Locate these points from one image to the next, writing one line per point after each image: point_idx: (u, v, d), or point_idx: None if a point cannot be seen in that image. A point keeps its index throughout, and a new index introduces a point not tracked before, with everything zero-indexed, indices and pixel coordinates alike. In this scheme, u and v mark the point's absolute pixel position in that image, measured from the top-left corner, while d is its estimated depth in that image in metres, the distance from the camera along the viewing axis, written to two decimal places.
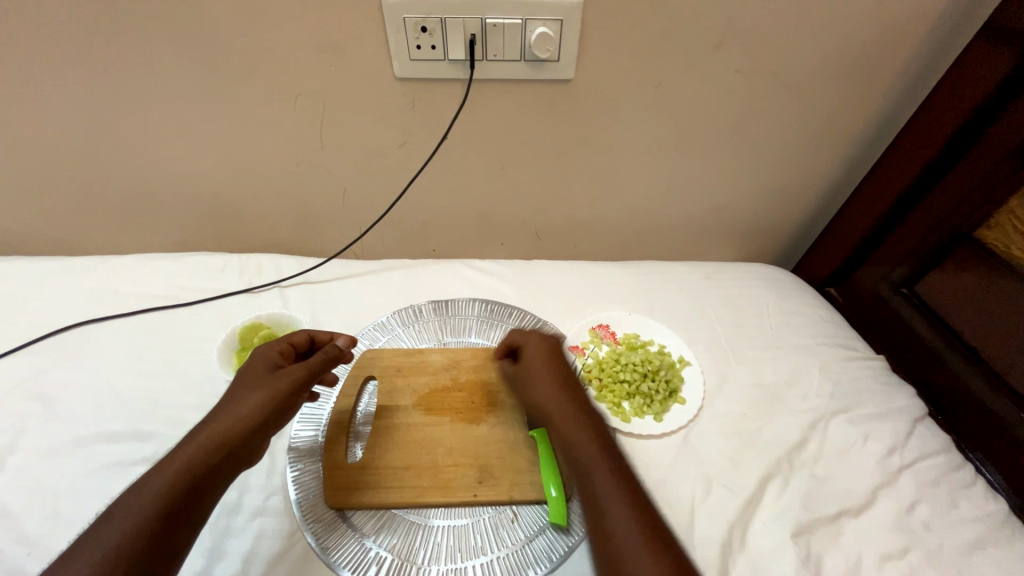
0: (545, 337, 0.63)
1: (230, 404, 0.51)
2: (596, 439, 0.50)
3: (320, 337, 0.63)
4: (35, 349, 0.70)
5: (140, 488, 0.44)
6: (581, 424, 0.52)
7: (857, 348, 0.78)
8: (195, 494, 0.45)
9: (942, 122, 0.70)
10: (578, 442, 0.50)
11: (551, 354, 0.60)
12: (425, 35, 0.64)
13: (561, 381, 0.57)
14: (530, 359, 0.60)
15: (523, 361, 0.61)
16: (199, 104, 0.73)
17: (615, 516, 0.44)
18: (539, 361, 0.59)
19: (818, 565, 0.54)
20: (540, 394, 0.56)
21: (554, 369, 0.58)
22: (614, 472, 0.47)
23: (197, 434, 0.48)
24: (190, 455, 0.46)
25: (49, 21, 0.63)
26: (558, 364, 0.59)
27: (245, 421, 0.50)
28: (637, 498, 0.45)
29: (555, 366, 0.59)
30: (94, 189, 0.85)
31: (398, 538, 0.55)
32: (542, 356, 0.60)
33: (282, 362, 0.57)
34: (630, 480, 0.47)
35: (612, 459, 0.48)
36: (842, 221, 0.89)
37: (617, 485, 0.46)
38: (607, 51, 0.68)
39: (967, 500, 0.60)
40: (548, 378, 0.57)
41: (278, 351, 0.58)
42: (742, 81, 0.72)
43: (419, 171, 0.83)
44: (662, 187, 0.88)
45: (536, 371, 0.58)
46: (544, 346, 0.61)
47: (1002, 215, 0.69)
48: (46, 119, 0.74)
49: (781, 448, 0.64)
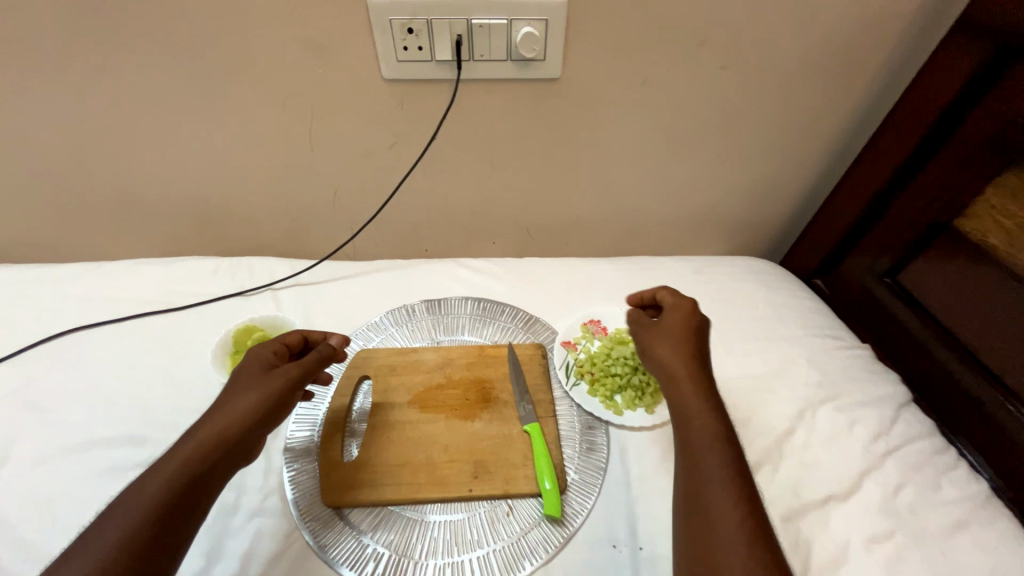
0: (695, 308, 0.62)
1: (227, 404, 0.52)
2: (709, 411, 0.52)
3: (314, 337, 0.64)
4: (25, 357, 0.70)
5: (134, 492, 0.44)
6: (707, 398, 0.54)
7: (844, 337, 0.80)
8: (195, 490, 0.45)
9: (921, 114, 0.72)
10: (693, 416, 0.52)
11: (693, 314, 0.61)
12: (411, 36, 0.65)
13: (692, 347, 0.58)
14: (668, 318, 0.62)
15: (664, 323, 0.62)
16: (187, 108, 0.73)
17: (713, 487, 0.47)
18: (674, 322, 0.61)
19: (808, 550, 0.55)
20: (662, 359, 0.58)
21: (688, 331, 0.60)
22: (717, 457, 0.48)
23: (195, 432, 0.49)
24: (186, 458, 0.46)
25: (34, 26, 0.63)
26: (689, 327, 0.60)
27: (243, 418, 0.50)
28: (739, 475, 0.47)
29: (694, 330, 0.60)
30: (82, 195, 0.84)
31: (395, 534, 0.56)
32: (675, 317, 0.61)
33: (276, 361, 0.58)
34: (735, 457, 0.49)
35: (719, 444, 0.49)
36: (827, 213, 0.90)
37: (720, 459, 0.48)
38: (592, 50, 0.69)
39: (950, 482, 0.62)
40: (677, 341, 0.58)
41: (272, 350, 0.59)
42: (726, 78, 0.74)
43: (409, 171, 0.84)
44: (650, 183, 0.89)
45: (669, 333, 0.60)
46: (683, 308, 0.62)
47: (980, 204, 0.70)
48: (32, 126, 0.74)
49: (771, 437, 0.65)
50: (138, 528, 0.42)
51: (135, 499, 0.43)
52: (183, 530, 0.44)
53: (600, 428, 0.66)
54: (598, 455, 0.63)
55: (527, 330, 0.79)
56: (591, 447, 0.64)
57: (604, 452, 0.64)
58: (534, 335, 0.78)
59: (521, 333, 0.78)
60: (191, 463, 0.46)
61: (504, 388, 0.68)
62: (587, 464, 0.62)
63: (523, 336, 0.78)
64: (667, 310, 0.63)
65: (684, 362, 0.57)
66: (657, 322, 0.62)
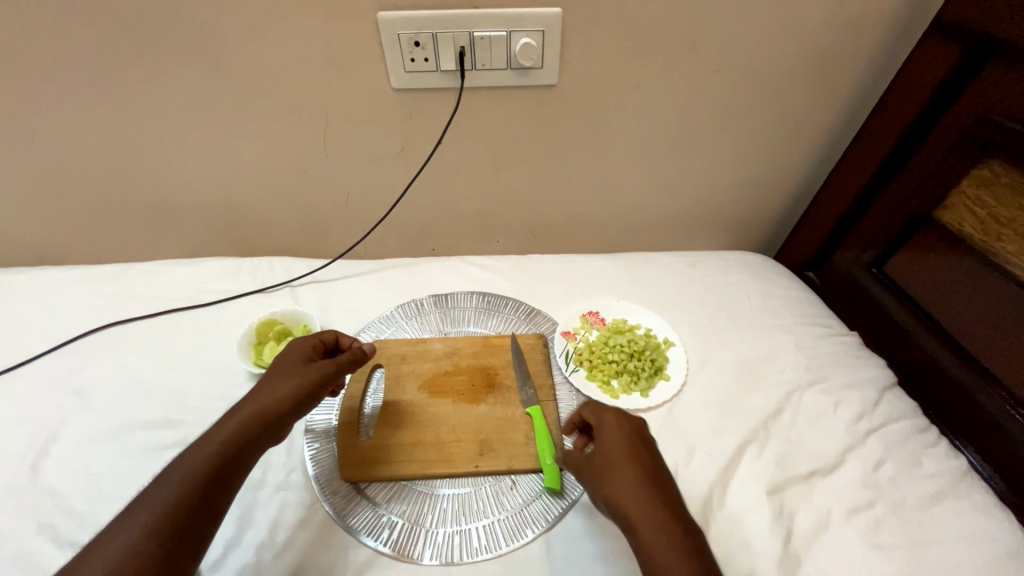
0: (625, 419, 0.59)
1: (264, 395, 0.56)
2: (678, 547, 0.47)
3: (346, 339, 0.67)
4: (65, 350, 0.76)
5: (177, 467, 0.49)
6: (672, 536, 0.48)
7: (833, 325, 0.83)
8: (231, 466, 0.51)
9: (900, 112, 0.76)
10: (663, 557, 0.46)
11: (621, 421, 0.59)
12: (418, 48, 0.71)
13: (630, 452, 0.55)
14: (601, 426, 0.58)
15: (599, 453, 0.56)
16: (213, 118, 0.79)
17: None
18: (604, 431, 0.58)
19: (791, 520, 0.59)
20: (604, 471, 0.54)
21: (620, 437, 0.57)
22: None
23: (236, 413, 0.54)
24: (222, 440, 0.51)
25: (79, 47, 0.70)
26: (628, 441, 0.56)
27: (279, 405, 0.55)
28: None
29: (635, 445, 0.56)
30: (114, 201, 0.91)
31: (408, 505, 0.61)
32: (602, 424, 0.59)
33: (312, 356, 0.63)
34: None
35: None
36: (816, 208, 0.94)
37: None
38: (586, 57, 0.74)
39: (930, 458, 0.65)
40: (622, 474, 0.53)
41: (308, 348, 0.63)
42: (713, 82, 0.78)
43: (416, 174, 0.89)
44: (645, 182, 0.93)
45: (612, 465, 0.54)
46: (610, 415, 0.60)
47: (956, 196, 0.74)
48: (73, 137, 0.80)
49: (759, 417, 0.69)
50: (176, 502, 0.47)
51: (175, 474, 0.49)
52: (216, 505, 0.49)
53: None
54: None
55: (529, 321, 0.83)
56: None
57: None
58: (536, 326, 0.83)
59: (523, 325, 0.83)
60: (227, 448, 0.51)
61: (508, 374, 0.73)
62: None
63: (525, 327, 0.83)
64: (597, 417, 0.60)
65: (626, 473, 0.53)
66: (595, 453, 0.56)
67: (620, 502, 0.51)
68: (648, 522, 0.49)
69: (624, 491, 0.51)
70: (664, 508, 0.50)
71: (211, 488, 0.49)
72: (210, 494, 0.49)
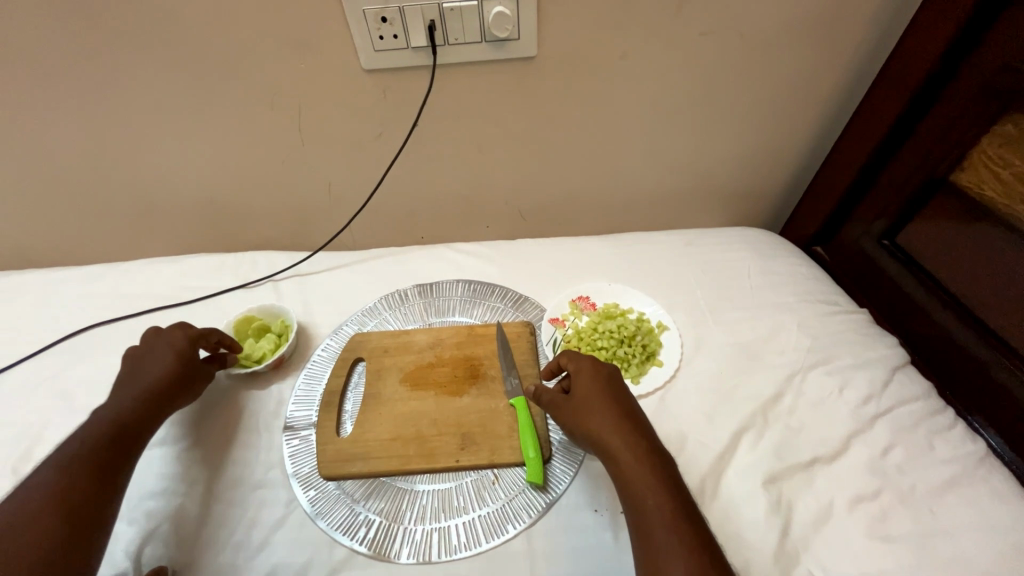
0: (598, 362, 0.59)
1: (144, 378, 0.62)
2: (659, 480, 0.48)
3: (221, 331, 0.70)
4: (51, 351, 0.76)
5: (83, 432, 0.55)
6: (653, 466, 0.49)
7: (839, 302, 0.78)
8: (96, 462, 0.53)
9: (913, 68, 0.69)
10: (644, 494, 0.48)
11: (609, 381, 0.57)
12: (385, 24, 0.66)
13: (620, 413, 0.54)
14: (589, 387, 0.56)
15: (576, 392, 0.57)
16: (182, 111, 0.77)
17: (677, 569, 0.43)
18: (592, 391, 0.56)
19: (790, 510, 0.56)
20: (597, 434, 0.53)
21: (609, 398, 0.55)
22: (673, 534, 0.45)
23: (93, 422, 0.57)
24: (121, 409, 0.58)
25: (36, 42, 0.67)
26: (603, 381, 0.57)
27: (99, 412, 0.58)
28: (700, 543, 0.44)
29: (609, 384, 0.57)
30: (95, 200, 0.90)
31: (386, 502, 0.59)
32: (589, 385, 0.57)
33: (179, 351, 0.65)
34: (696, 531, 0.45)
35: (671, 515, 0.46)
36: (823, 177, 0.88)
37: (680, 540, 0.44)
38: (566, 24, 0.69)
39: (943, 442, 0.61)
40: (602, 412, 0.54)
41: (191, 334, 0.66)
42: (705, 44, 0.72)
43: (395, 159, 0.85)
44: (637, 157, 0.88)
45: (590, 401, 0.55)
46: (597, 374, 0.58)
47: (976, 156, 0.68)
48: (45, 137, 0.79)
49: (757, 402, 0.65)
50: (77, 456, 0.53)
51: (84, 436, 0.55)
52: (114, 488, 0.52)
53: None
54: None
55: (516, 309, 0.80)
56: None
57: None
58: (523, 313, 0.80)
59: (510, 312, 0.80)
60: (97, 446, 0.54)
61: (492, 364, 0.70)
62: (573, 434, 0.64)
63: (512, 315, 0.80)
64: (582, 380, 0.57)
65: (620, 434, 0.52)
66: (571, 394, 0.57)
67: (618, 466, 0.50)
68: (643, 480, 0.48)
69: (621, 455, 0.51)
70: (659, 466, 0.50)
71: (116, 445, 0.55)
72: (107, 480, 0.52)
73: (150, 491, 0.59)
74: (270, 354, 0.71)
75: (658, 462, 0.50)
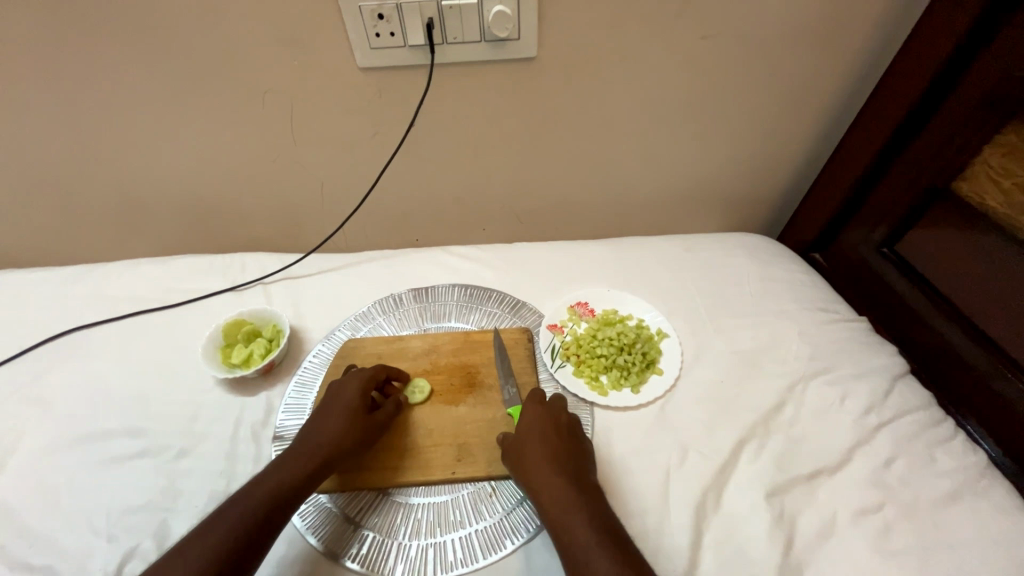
0: (541, 405, 0.61)
1: (311, 436, 0.57)
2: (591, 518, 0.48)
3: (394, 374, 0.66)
4: (30, 357, 0.73)
5: (236, 499, 0.50)
6: (585, 503, 0.50)
7: (838, 309, 0.77)
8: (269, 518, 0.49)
9: (915, 76, 0.68)
10: (575, 530, 0.48)
11: (552, 421, 0.58)
12: (382, 22, 0.64)
13: (557, 451, 0.55)
14: (532, 426, 0.58)
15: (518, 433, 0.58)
16: (168, 107, 0.74)
17: None
18: (532, 430, 0.58)
19: (792, 523, 0.55)
20: (531, 469, 0.54)
21: (549, 437, 0.57)
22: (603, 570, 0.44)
23: (273, 470, 0.53)
24: (283, 475, 0.53)
25: (11, 33, 0.64)
26: (545, 422, 0.58)
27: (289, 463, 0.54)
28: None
29: (550, 424, 0.58)
30: (75, 199, 0.86)
31: (380, 516, 0.57)
32: (529, 425, 0.58)
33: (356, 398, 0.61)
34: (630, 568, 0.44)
35: (603, 551, 0.45)
36: (821, 184, 0.87)
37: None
38: (567, 24, 0.67)
39: (945, 453, 0.60)
40: (539, 451, 0.55)
41: (362, 385, 0.62)
42: (708, 49, 0.71)
43: (391, 159, 0.83)
44: (638, 162, 0.87)
45: (530, 441, 0.56)
46: (539, 415, 0.59)
47: (978, 166, 0.67)
48: (22, 133, 0.75)
49: (759, 413, 0.64)
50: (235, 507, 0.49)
51: (237, 507, 0.49)
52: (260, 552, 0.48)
53: (586, 408, 0.66)
54: None
55: (513, 314, 0.79)
56: None
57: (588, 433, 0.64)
58: (521, 319, 0.78)
59: (507, 318, 0.78)
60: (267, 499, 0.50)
61: (489, 372, 0.69)
62: None
63: (509, 320, 0.78)
64: (524, 420, 0.59)
65: (552, 469, 0.53)
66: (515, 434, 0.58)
67: (544, 500, 0.51)
68: (570, 513, 0.49)
69: (550, 489, 0.51)
70: (589, 502, 0.50)
71: (263, 526, 0.48)
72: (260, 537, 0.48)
73: (135, 506, 0.58)
74: (259, 359, 0.69)
75: (592, 500, 0.51)
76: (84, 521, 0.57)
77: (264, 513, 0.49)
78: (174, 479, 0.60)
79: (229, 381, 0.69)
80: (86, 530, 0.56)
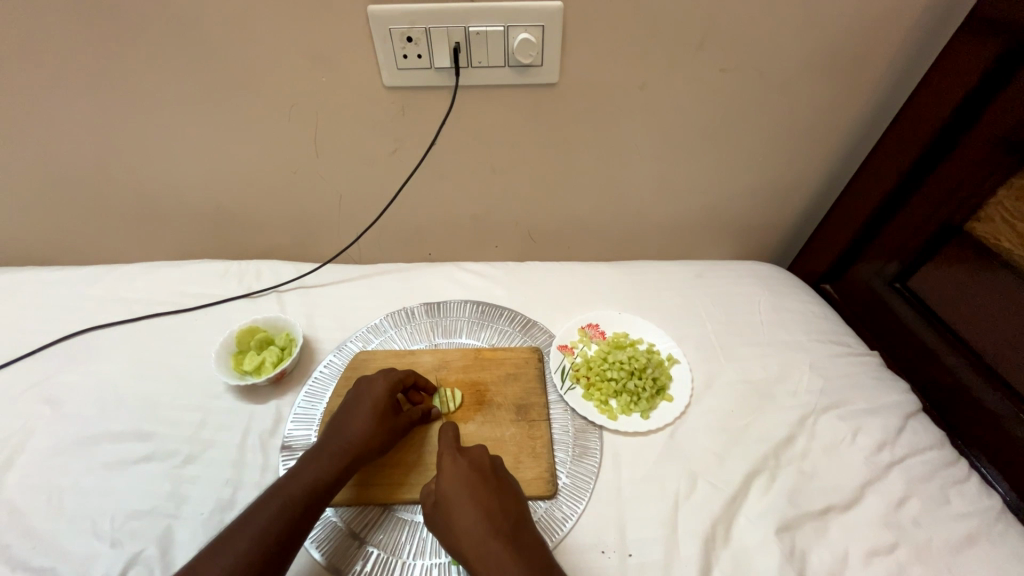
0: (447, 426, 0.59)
1: (340, 435, 0.57)
2: (469, 481, 0.52)
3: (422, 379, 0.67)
4: (44, 355, 0.74)
5: (275, 493, 0.52)
6: (468, 472, 0.53)
7: (849, 342, 0.77)
8: (297, 525, 0.50)
9: (930, 116, 0.70)
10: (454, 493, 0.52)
11: (475, 473, 0.53)
12: (411, 44, 0.66)
13: (487, 504, 0.51)
14: (453, 485, 0.52)
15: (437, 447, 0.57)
16: (197, 117, 0.76)
17: (480, 537, 0.48)
18: (455, 491, 0.52)
19: (803, 561, 0.55)
20: (461, 538, 0.49)
21: (477, 492, 0.51)
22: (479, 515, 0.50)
23: (301, 469, 0.54)
24: (316, 473, 0.54)
25: (55, 42, 0.67)
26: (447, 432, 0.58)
27: (317, 462, 0.55)
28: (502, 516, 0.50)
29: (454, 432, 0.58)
30: (99, 200, 0.88)
31: (385, 534, 0.57)
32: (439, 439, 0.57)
33: (384, 397, 0.61)
34: (498, 512, 0.50)
35: (478, 502, 0.51)
36: (834, 218, 0.88)
37: (480, 518, 0.49)
38: (589, 53, 0.69)
39: (959, 495, 0.60)
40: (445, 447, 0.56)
41: (392, 385, 0.62)
42: (724, 82, 0.73)
43: (410, 176, 0.85)
44: (652, 189, 0.88)
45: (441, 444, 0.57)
46: (461, 472, 0.53)
47: (992, 207, 0.68)
48: (54, 136, 0.78)
49: (769, 445, 0.64)
50: (260, 516, 0.50)
51: (276, 502, 0.51)
52: (284, 560, 0.49)
53: (594, 432, 0.66)
54: (590, 460, 0.63)
55: (524, 333, 0.79)
56: (584, 451, 0.64)
57: (597, 457, 0.64)
58: (532, 338, 0.78)
59: (518, 337, 0.78)
60: (295, 503, 0.51)
61: (499, 391, 0.69)
62: (579, 468, 0.63)
63: (520, 339, 0.78)
64: (446, 480, 0.53)
65: (485, 530, 0.49)
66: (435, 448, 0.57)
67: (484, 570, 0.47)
68: (459, 492, 0.51)
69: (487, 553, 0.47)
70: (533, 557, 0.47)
71: (301, 522, 0.51)
72: (286, 544, 0.49)
73: (139, 511, 0.58)
74: (271, 367, 0.70)
75: (482, 472, 0.54)
76: (87, 524, 0.57)
77: (293, 518, 0.50)
78: (180, 484, 0.60)
79: (239, 388, 0.70)
80: (88, 534, 0.56)
